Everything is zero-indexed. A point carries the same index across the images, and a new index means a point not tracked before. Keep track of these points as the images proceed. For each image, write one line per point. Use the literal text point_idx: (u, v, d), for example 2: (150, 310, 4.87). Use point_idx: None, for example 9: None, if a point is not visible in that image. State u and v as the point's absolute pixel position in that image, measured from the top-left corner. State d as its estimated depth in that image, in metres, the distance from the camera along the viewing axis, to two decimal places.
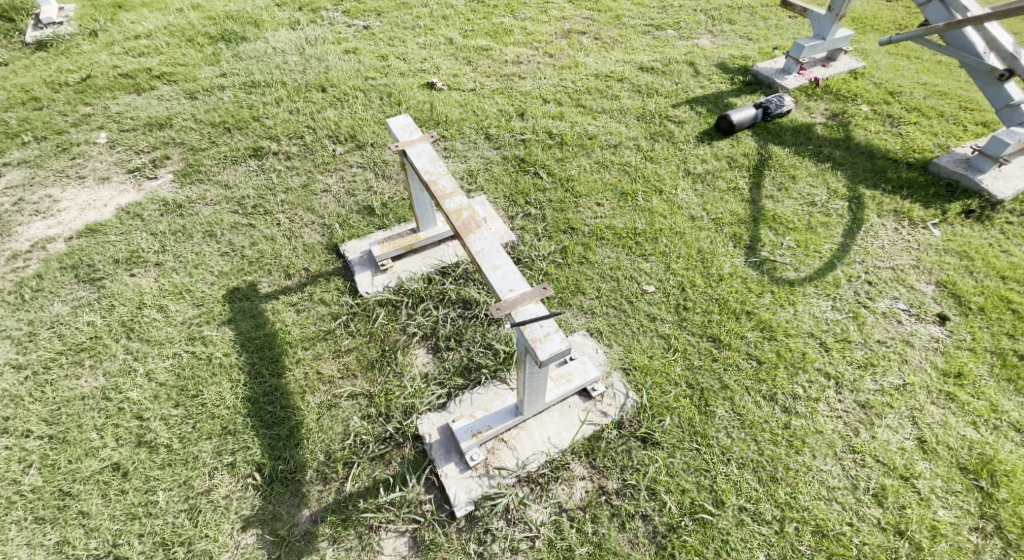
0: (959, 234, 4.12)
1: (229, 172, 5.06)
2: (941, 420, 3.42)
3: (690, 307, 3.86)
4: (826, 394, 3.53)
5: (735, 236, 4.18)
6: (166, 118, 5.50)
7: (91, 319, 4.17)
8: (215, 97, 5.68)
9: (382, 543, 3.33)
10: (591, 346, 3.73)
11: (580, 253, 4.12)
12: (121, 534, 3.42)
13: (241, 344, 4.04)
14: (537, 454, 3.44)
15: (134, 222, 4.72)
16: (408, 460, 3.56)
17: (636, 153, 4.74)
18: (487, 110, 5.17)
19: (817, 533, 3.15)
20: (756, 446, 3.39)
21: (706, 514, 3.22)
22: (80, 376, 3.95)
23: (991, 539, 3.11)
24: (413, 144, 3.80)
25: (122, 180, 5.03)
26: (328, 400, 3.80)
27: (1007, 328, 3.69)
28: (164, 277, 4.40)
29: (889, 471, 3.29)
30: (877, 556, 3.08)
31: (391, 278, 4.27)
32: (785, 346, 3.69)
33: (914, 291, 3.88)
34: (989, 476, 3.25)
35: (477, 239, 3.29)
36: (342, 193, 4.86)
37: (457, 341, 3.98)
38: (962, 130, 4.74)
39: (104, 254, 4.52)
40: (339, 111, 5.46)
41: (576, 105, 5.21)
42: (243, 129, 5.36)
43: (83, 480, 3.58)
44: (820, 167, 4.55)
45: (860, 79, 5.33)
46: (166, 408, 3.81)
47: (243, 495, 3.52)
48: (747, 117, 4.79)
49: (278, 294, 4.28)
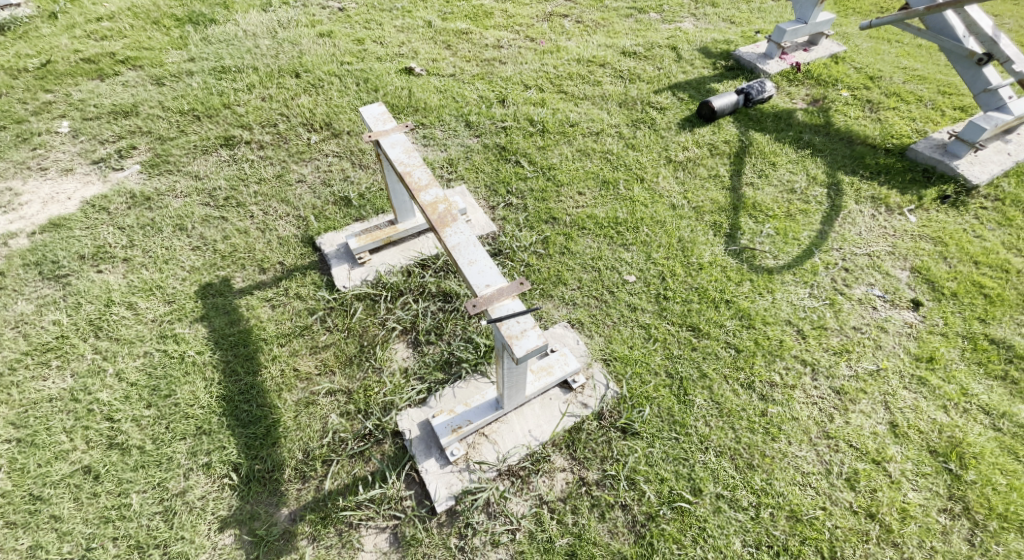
0: (934, 220, 4.08)
1: (200, 162, 4.91)
2: (913, 404, 3.32)
3: (670, 296, 3.80)
4: (803, 380, 3.45)
5: (715, 224, 4.12)
6: (131, 106, 5.30)
7: (57, 318, 4.05)
8: (184, 83, 5.49)
9: (363, 540, 3.30)
10: (572, 337, 3.67)
11: (561, 243, 4.05)
12: (94, 538, 3.35)
13: (215, 342, 3.95)
14: (518, 447, 3.41)
15: (100, 216, 4.58)
16: (388, 456, 3.52)
17: (618, 141, 4.67)
18: (466, 96, 5.06)
19: (792, 517, 3.09)
20: (733, 434, 3.32)
21: (684, 503, 3.19)
22: (47, 378, 3.83)
23: (959, 520, 3.01)
24: (388, 134, 3.70)
25: (86, 172, 4.86)
26: (305, 397, 3.73)
27: (979, 313, 3.62)
28: (133, 273, 4.28)
29: (862, 455, 3.20)
30: (849, 540, 3.01)
31: (369, 271, 4.18)
32: (763, 334, 3.62)
33: (889, 277, 3.81)
34: (958, 458, 3.15)
35: (453, 234, 3.22)
36: (318, 183, 4.74)
37: (438, 334, 3.90)
38: (941, 115, 4.74)
39: (69, 249, 4.37)
40: (314, 98, 5.30)
41: (558, 90, 5.12)
42: (213, 117, 5.19)
43: (54, 483, 3.48)
44: (800, 154, 4.52)
45: (842, 63, 5.30)
46: (137, 408, 3.72)
47: (219, 495, 3.45)
48: (728, 103, 4.74)
49: (253, 289, 4.18)
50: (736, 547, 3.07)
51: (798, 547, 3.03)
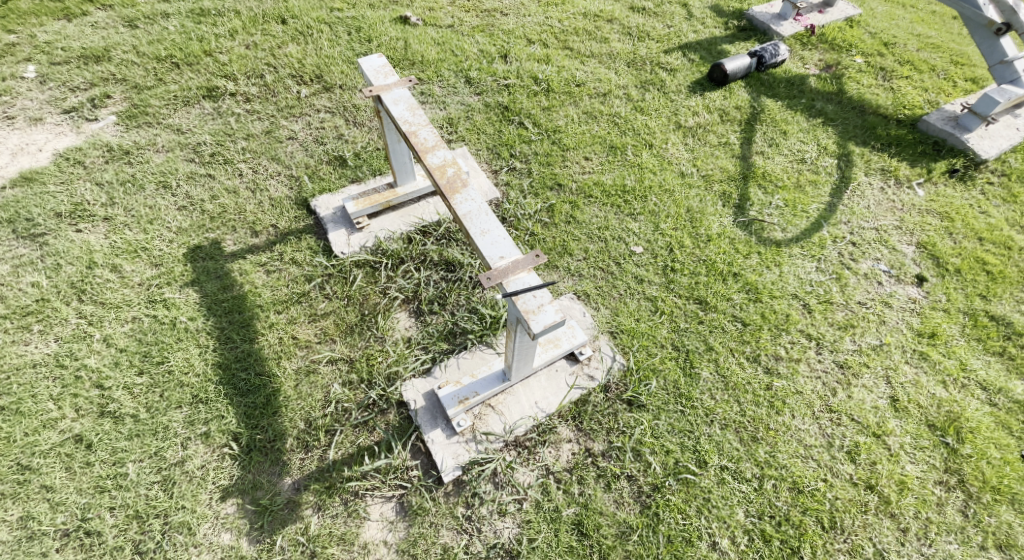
0: (942, 194, 4.09)
1: (181, 114, 4.63)
2: (914, 379, 3.40)
3: (678, 268, 3.77)
4: (807, 354, 3.49)
5: (724, 195, 4.07)
6: (102, 49, 4.94)
7: (35, 280, 3.86)
8: (160, 26, 5.14)
9: (369, 509, 3.28)
10: (578, 309, 3.63)
11: (567, 212, 3.97)
12: (90, 508, 3.26)
13: (208, 308, 3.82)
14: (524, 418, 3.40)
15: (75, 171, 4.32)
16: (393, 426, 3.48)
17: (626, 103, 4.53)
18: (466, 50, 4.82)
19: (793, 489, 3.16)
20: (739, 407, 3.37)
21: (690, 474, 3.22)
22: (29, 343, 3.68)
23: (953, 492, 3.11)
24: (389, 89, 3.51)
25: (57, 122, 4.56)
26: (306, 366, 3.66)
27: (981, 289, 3.67)
28: (115, 233, 4.08)
29: (863, 429, 3.28)
30: (848, 510, 3.09)
31: (368, 236, 4.06)
32: (769, 308, 3.63)
33: (895, 252, 3.83)
34: (955, 432, 3.24)
35: (463, 201, 3.09)
36: (309, 141, 4.53)
37: (441, 304, 3.82)
38: (952, 85, 4.70)
39: (43, 207, 4.14)
40: (303, 47, 5.02)
41: (563, 46, 4.92)
42: (193, 66, 4.88)
43: (43, 453, 3.38)
44: (811, 122, 4.45)
45: (856, 27, 5.19)
46: (129, 376, 3.60)
47: (220, 465, 3.40)
48: (741, 66, 4.61)
49: (245, 253, 4.02)
50: (739, 518, 3.12)
51: (799, 517, 3.09)
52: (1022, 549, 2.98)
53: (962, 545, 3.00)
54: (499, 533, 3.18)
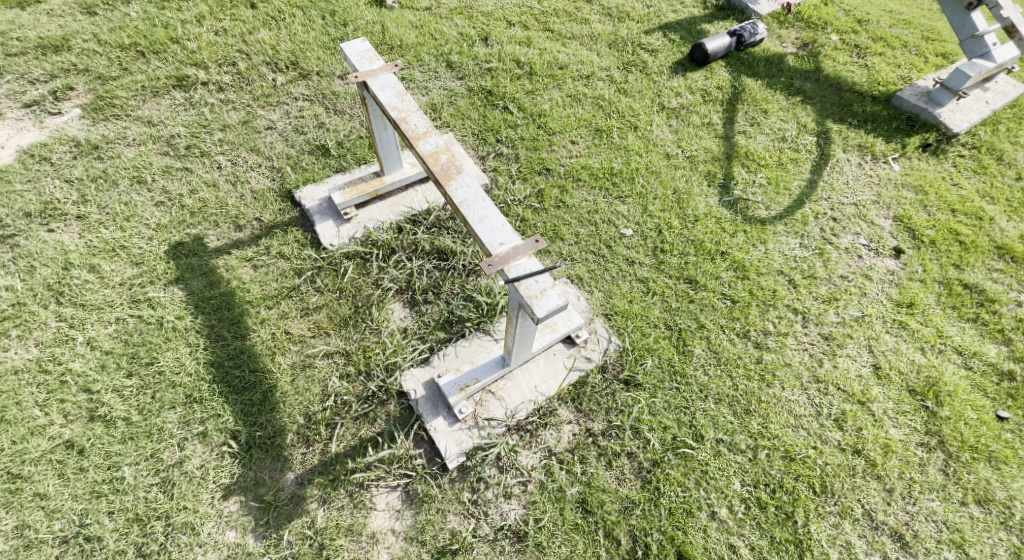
0: (916, 168, 4.29)
1: (151, 105, 4.52)
2: (895, 347, 3.59)
3: (667, 249, 3.90)
4: (794, 328, 3.65)
5: (709, 174, 4.23)
6: (61, 39, 4.79)
7: (9, 283, 3.70)
8: (120, 12, 5.03)
9: (375, 499, 3.23)
10: (573, 293, 3.73)
11: (557, 196, 4.09)
12: (88, 513, 3.15)
13: (195, 305, 3.72)
14: (525, 403, 3.42)
15: (42, 168, 4.16)
16: (394, 417, 3.44)
17: (609, 85, 4.71)
18: (446, 33, 4.96)
19: (786, 457, 3.30)
20: (731, 382, 3.49)
21: (688, 449, 3.31)
22: (7, 349, 3.53)
23: (934, 453, 3.31)
24: (375, 75, 3.46)
25: (18, 117, 4.39)
26: (301, 360, 3.58)
27: (955, 259, 3.88)
28: (91, 232, 3.93)
29: (848, 397, 3.45)
30: (838, 475, 3.25)
31: (357, 228, 4.03)
32: (756, 285, 3.78)
33: (873, 226, 4.03)
34: (934, 396, 3.44)
35: (459, 187, 3.06)
36: (289, 130, 4.47)
37: (435, 293, 3.82)
38: (924, 61, 4.94)
39: (11, 206, 3.97)
40: (275, 33, 4.97)
41: (544, 28, 5.10)
42: (160, 54, 4.78)
43: (34, 461, 3.25)
44: (791, 101, 4.65)
45: (830, 5, 5.42)
46: (117, 378, 3.47)
47: (219, 463, 3.29)
48: (721, 46, 4.81)
49: (230, 249, 3.93)
50: (736, 487, 3.23)
51: (792, 483, 3.23)
52: (999, 503, 3.18)
53: (944, 502, 3.19)
54: (505, 515, 3.18)
